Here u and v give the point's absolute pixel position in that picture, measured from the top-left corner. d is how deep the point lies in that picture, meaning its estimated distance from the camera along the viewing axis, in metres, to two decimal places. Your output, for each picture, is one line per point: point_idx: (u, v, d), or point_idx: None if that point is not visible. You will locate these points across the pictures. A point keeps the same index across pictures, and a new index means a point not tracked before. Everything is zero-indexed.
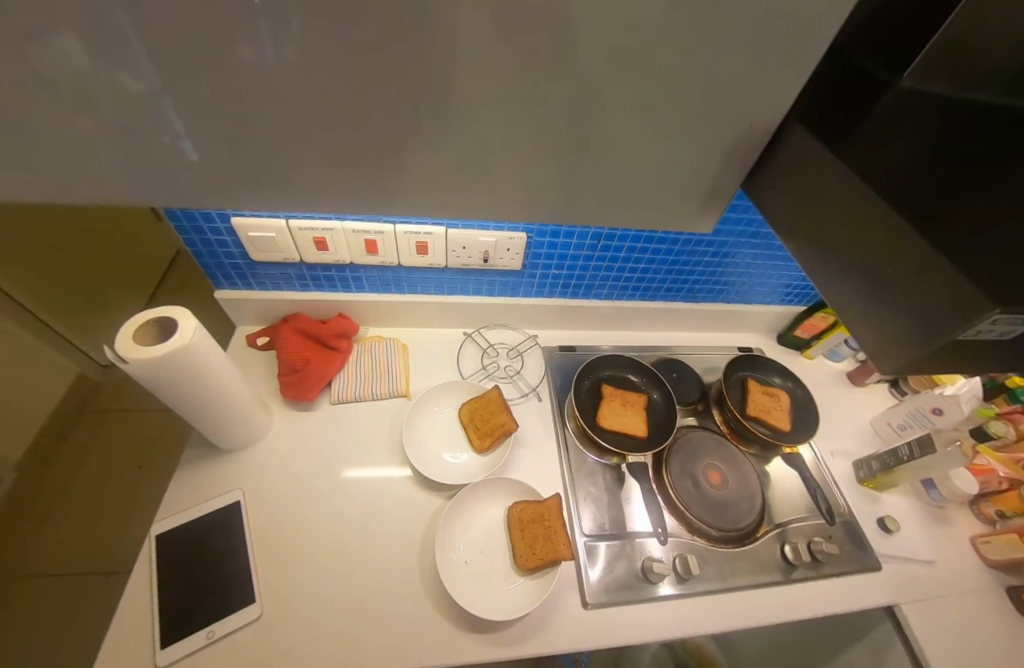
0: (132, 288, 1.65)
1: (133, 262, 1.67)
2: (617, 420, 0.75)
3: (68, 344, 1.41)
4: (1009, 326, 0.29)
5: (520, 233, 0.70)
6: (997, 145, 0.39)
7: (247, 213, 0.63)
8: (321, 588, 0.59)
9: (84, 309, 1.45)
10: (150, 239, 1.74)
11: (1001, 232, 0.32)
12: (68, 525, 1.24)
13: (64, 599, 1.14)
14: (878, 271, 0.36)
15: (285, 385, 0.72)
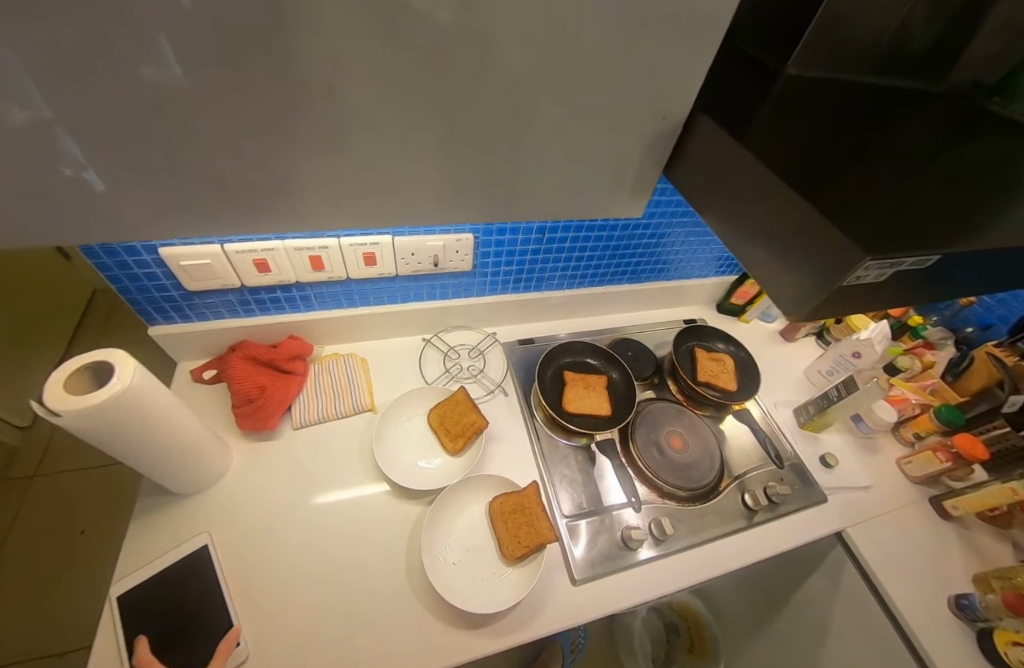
0: (48, 335, 1.51)
1: (46, 307, 1.52)
2: (582, 403, 0.78)
3: None
4: (880, 271, 0.35)
5: (466, 233, 0.71)
6: (863, 118, 0.46)
7: (176, 242, 0.60)
8: (309, 615, 0.57)
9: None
10: (62, 279, 1.59)
11: (868, 191, 0.38)
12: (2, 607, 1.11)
13: None
14: (776, 235, 0.41)
15: (240, 416, 0.69)
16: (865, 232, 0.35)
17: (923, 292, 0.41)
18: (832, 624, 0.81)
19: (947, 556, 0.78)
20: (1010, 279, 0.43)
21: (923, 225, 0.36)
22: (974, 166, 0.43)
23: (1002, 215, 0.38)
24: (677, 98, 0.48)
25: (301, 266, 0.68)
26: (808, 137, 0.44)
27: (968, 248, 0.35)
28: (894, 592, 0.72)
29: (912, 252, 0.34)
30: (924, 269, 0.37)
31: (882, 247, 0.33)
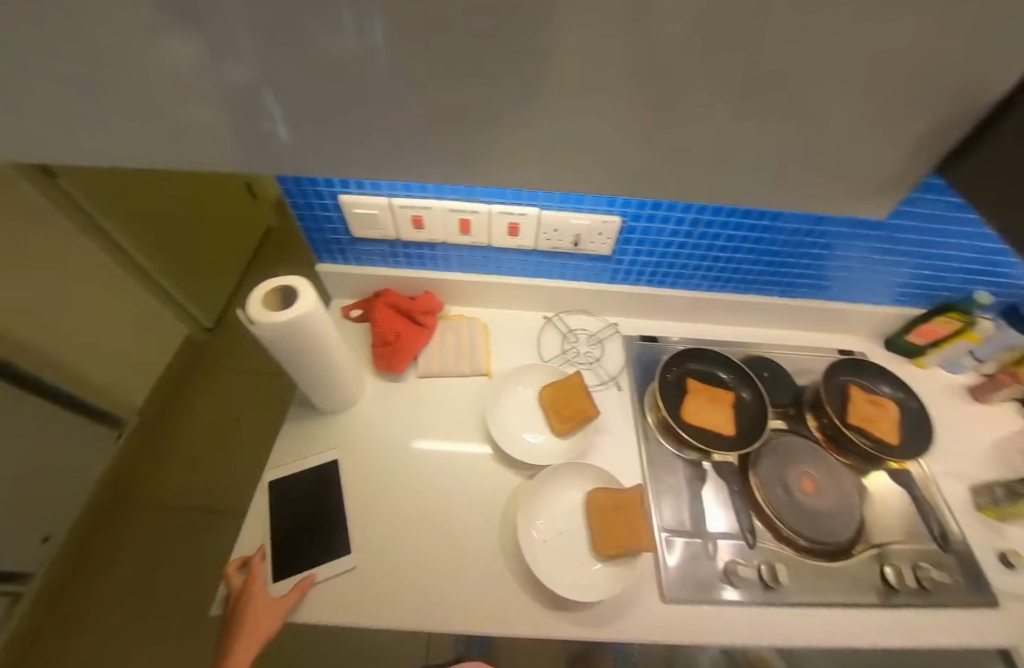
0: (235, 257, 1.82)
1: (238, 234, 1.83)
2: (704, 416, 0.72)
3: (182, 306, 1.55)
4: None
5: (614, 216, 0.68)
6: None
7: (354, 190, 0.67)
8: (412, 549, 0.62)
9: (197, 275, 1.60)
10: (252, 212, 1.90)
11: None
12: (179, 465, 1.42)
13: (176, 528, 1.32)
14: None
15: (378, 356, 0.75)
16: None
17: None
18: None
19: None
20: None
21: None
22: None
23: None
24: None
25: (450, 228, 0.71)
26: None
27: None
28: None
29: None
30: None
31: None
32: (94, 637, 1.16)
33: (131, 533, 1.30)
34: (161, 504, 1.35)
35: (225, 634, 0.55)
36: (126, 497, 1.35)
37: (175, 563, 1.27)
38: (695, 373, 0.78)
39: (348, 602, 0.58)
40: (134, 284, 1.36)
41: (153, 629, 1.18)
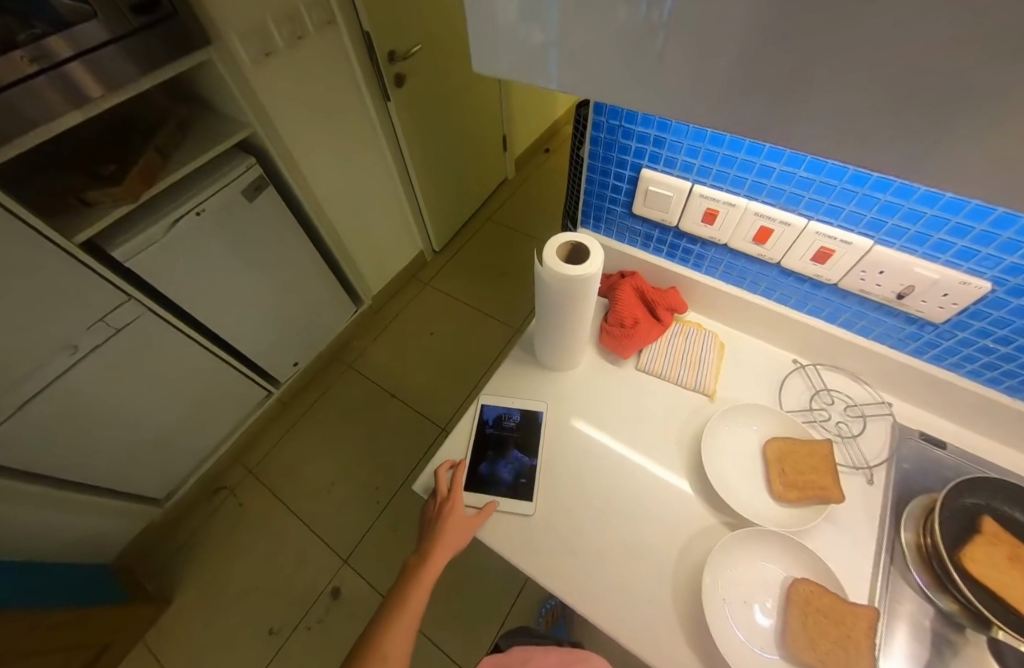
0: (473, 197, 2.07)
1: (482, 178, 2.08)
2: (992, 574, 0.51)
3: (425, 225, 1.86)
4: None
5: (986, 281, 0.51)
6: None
7: (660, 168, 0.65)
8: (589, 528, 0.63)
9: (443, 204, 1.89)
10: (497, 162, 2.12)
11: None
12: (381, 349, 1.75)
13: (365, 395, 1.64)
14: None
15: (607, 333, 0.75)
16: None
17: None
18: None
19: None
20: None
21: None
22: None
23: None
24: None
25: (742, 232, 0.64)
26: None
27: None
28: None
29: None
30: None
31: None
32: (298, 442, 1.55)
33: (338, 383, 1.67)
34: (361, 372, 1.70)
35: (429, 537, 0.63)
36: (343, 355, 1.74)
37: (357, 420, 1.58)
38: (1000, 515, 0.56)
39: (522, 542, 0.62)
40: (402, 197, 1.67)
41: (332, 459, 1.51)
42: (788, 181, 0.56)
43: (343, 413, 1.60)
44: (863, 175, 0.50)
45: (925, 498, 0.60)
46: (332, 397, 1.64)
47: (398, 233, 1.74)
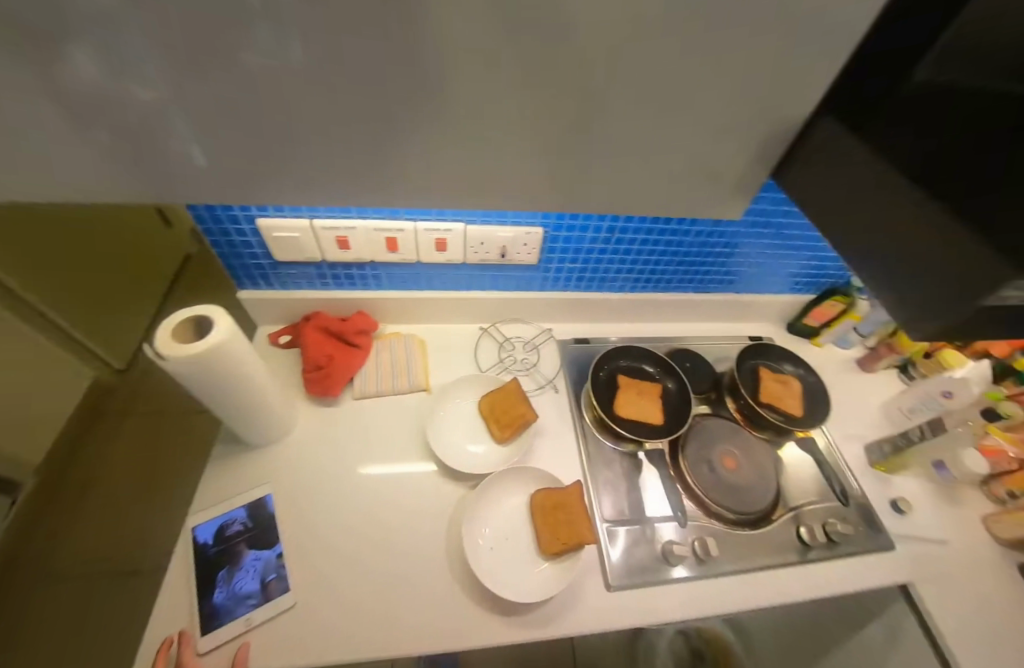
0: (153, 288, 1.70)
1: (151, 262, 1.71)
2: (633, 408, 0.77)
3: (90, 346, 1.43)
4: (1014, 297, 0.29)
5: (536, 227, 0.71)
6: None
7: (271, 213, 0.66)
8: (360, 574, 0.61)
9: (104, 310, 1.47)
10: (163, 239, 1.78)
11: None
12: (83, 527, 1.26)
13: (80, 601, 1.16)
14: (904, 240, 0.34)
15: (309, 381, 0.74)
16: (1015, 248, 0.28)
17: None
18: None
19: None
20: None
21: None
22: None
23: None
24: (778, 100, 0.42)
25: (376, 247, 0.71)
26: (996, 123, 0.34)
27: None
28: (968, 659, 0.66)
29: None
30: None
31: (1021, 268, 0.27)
32: None
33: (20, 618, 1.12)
34: (60, 575, 1.19)
35: None
36: (13, 575, 1.17)
37: (83, 640, 1.11)
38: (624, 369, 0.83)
39: (290, 641, 0.56)
40: (25, 326, 1.22)
41: None
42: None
43: (52, 647, 1.10)
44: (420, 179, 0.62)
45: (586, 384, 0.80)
46: (20, 640, 1.10)
47: (42, 371, 1.28)
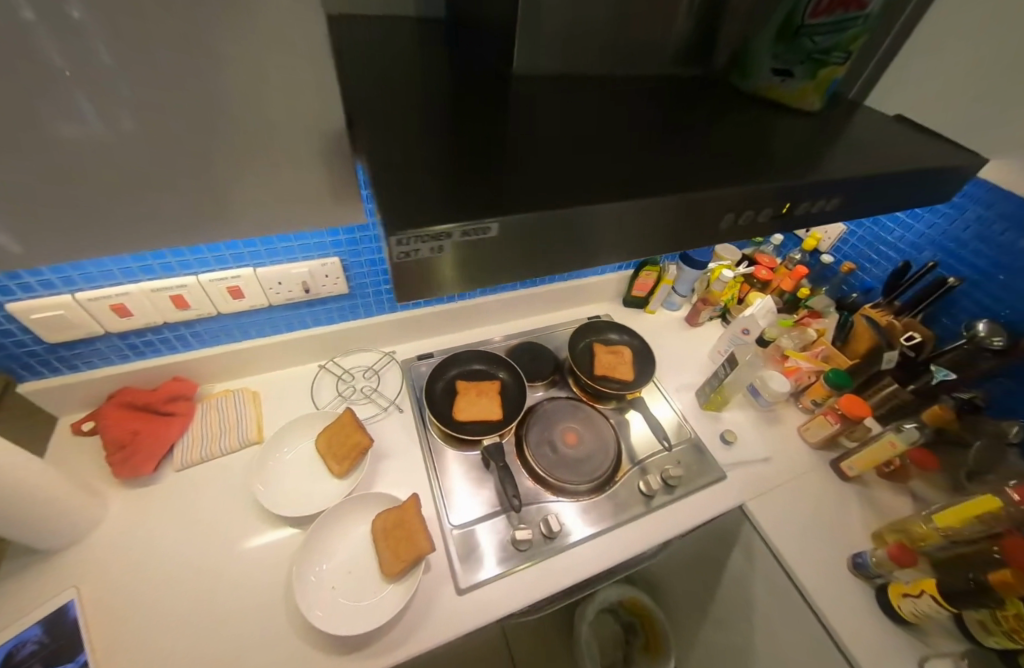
0: None
1: None
2: (473, 410, 0.80)
3: None
4: (428, 249, 0.25)
5: (331, 257, 0.73)
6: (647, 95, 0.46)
7: (21, 295, 0.60)
8: (187, 656, 0.56)
9: None
10: None
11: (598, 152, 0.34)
12: None
13: None
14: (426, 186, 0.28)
15: (114, 464, 0.68)
16: (413, 198, 0.26)
17: (564, 257, 0.31)
18: (756, 600, 0.82)
19: (847, 516, 0.80)
20: (692, 222, 0.33)
21: (503, 187, 0.28)
22: (659, 135, 0.38)
23: (619, 169, 0.32)
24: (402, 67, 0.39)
25: (164, 307, 0.68)
26: (579, 106, 0.41)
27: (534, 208, 0.27)
28: (791, 557, 0.74)
29: (454, 219, 0.25)
30: (519, 231, 0.27)
31: (404, 217, 0.25)
32: None
33: None
34: None
35: None
36: None
37: None
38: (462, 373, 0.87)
39: None
40: None
41: None
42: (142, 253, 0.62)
43: None
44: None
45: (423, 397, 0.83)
46: None
47: None
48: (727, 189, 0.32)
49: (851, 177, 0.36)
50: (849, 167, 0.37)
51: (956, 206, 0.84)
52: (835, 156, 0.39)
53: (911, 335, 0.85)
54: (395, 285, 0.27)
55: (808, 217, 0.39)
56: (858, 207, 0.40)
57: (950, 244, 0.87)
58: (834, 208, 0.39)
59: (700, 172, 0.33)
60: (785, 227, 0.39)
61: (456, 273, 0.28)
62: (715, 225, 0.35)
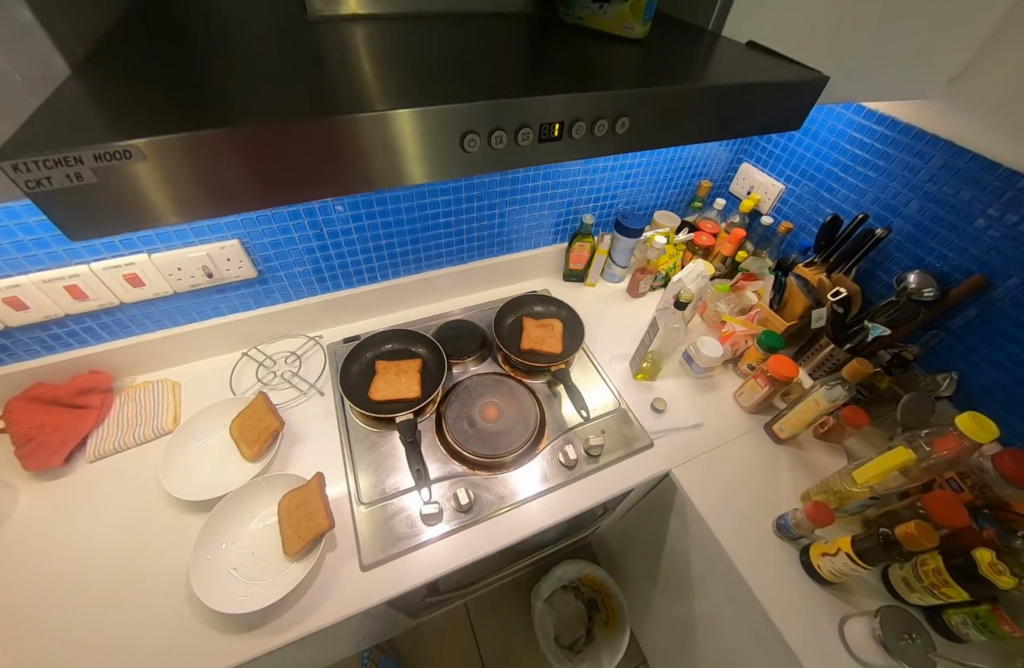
0: None
1: None
2: (389, 388, 0.80)
3: None
4: (63, 175, 0.24)
5: (229, 239, 0.72)
6: (482, 41, 0.44)
7: None
8: (83, 640, 0.56)
9: None
10: None
11: (388, 87, 0.33)
12: None
13: None
14: (206, 114, 0.28)
15: (22, 456, 0.68)
16: (72, 129, 0.26)
17: (269, 188, 0.30)
18: (692, 568, 0.81)
19: (779, 477, 0.79)
20: (425, 143, 0.33)
21: (196, 114, 0.28)
22: (432, 68, 0.37)
23: (343, 95, 0.32)
24: (244, 29, 0.41)
25: (60, 298, 0.67)
26: (394, 51, 0.40)
27: (192, 129, 0.26)
28: (718, 520, 0.73)
29: (86, 143, 0.24)
30: (209, 148, 0.26)
31: (31, 145, 0.24)
32: None
33: None
34: None
35: None
36: None
37: None
38: (383, 354, 0.88)
39: None
40: None
41: None
42: (26, 242, 0.60)
43: None
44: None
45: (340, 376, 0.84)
46: None
47: None
48: (459, 103, 0.31)
49: (616, 91, 0.36)
50: (633, 85, 0.37)
51: (884, 158, 0.82)
52: (648, 82, 0.38)
53: (838, 290, 0.82)
54: (56, 220, 0.26)
55: (588, 141, 0.39)
56: (648, 131, 0.40)
57: (878, 198, 0.84)
58: (617, 130, 0.39)
59: (440, 91, 0.33)
60: (569, 154, 0.39)
61: (152, 202, 0.27)
62: (461, 149, 0.34)
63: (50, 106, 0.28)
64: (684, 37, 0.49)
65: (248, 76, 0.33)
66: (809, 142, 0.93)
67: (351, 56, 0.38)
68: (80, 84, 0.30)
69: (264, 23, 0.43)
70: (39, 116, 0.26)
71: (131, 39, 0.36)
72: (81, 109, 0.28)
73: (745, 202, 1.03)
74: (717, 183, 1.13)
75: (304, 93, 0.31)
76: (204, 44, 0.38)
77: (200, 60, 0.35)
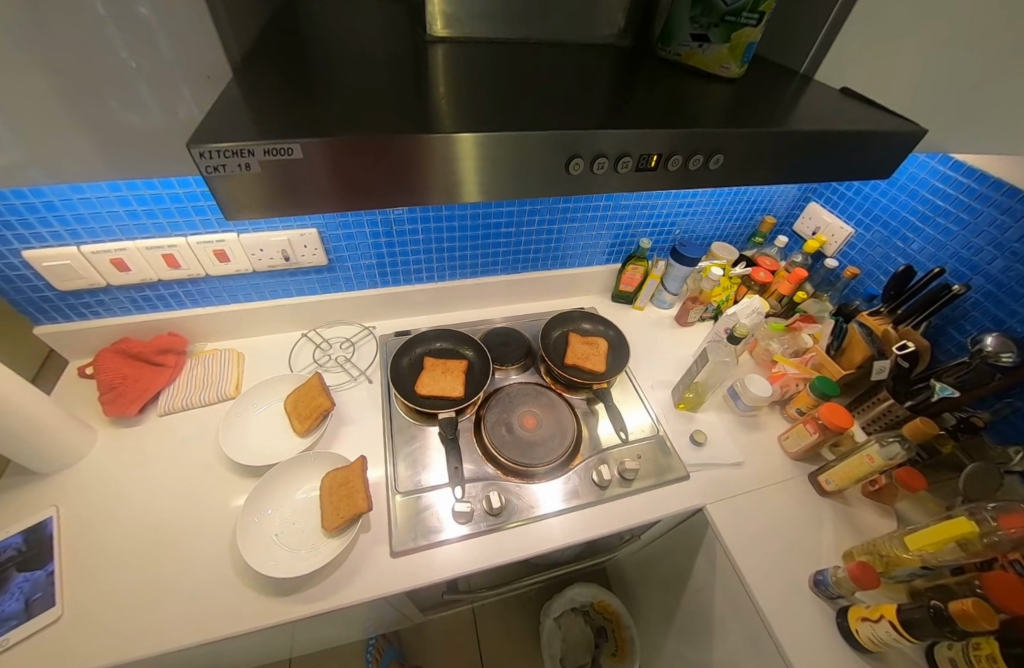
0: None
1: None
2: (435, 385, 0.83)
3: None
4: (235, 165, 0.28)
5: (309, 227, 0.77)
6: (579, 69, 0.47)
7: (35, 243, 0.66)
8: (140, 576, 0.61)
9: None
10: None
11: (501, 110, 0.36)
12: None
13: None
14: (345, 120, 0.32)
15: (105, 402, 0.75)
16: (238, 125, 0.30)
17: (388, 188, 0.34)
18: (715, 613, 0.78)
19: (819, 531, 0.75)
20: (532, 162, 0.35)
21: (333, 121, 0.32)
22: (534, 94, 0.40)
23: (459, 112, 0.35)
24: (366, 45, 0.46)
25: (158, 265, 0.74)
26: (498, 75, 0.43)
27: (339, 136, 0.30)
28: (749, 565, 0.70)
29: (258, 140, 0.28)
30: (349, 150, 0.30)
31: (212, 136, 0.28)
32: None
33: None
34: None
35: None
36: None
37: None
38: (432, 351, 0.91)
39: (48, 655, 0.54)
40: None
41: None
42: (139, 211, 0.67)
43: None
44: (170, 186, 0.65)
45: (390, 368, 0.88)
46: None
47: None
48: (568, 132, 0.34)
49: (715, 130, 0.37)
50: (728, 125, 0.38)
51: (968, 211, 0.78)
52: (743, 122, 0.39)
53: (905, 344, 0.79)
54: (218, 200, 0.30)
55: (681, 174, 0.40)
56: (739, 168, 0.41)
57: (958, 253, 0.80)
58: (710, 166, 0.40)
59: (547, 119, 0.36)
60: (659, 184, 0.41)
61: (295, 193, 0.32)
62: (566, 170, 0.37)
63: (215, 102, 0.32)
64: (774, 78, 0.49)
65: (377, 89, 0.37)
66: (887, 188, 0.89)
67: (462, 77, 0.42)
68: (240, 86, 0.35)
69: (381, 40, 0.47)
70: (211, 112, 0.31)
71: (271, 48, 0.41)
72: (237, 107, 0.32)
73: (809, 243, 1.00)
74: (781, 219, 1.11)
75: (430, 113, 0.35)
76: (329, 56, 0.42)
77: (332, 70, 0.39)
